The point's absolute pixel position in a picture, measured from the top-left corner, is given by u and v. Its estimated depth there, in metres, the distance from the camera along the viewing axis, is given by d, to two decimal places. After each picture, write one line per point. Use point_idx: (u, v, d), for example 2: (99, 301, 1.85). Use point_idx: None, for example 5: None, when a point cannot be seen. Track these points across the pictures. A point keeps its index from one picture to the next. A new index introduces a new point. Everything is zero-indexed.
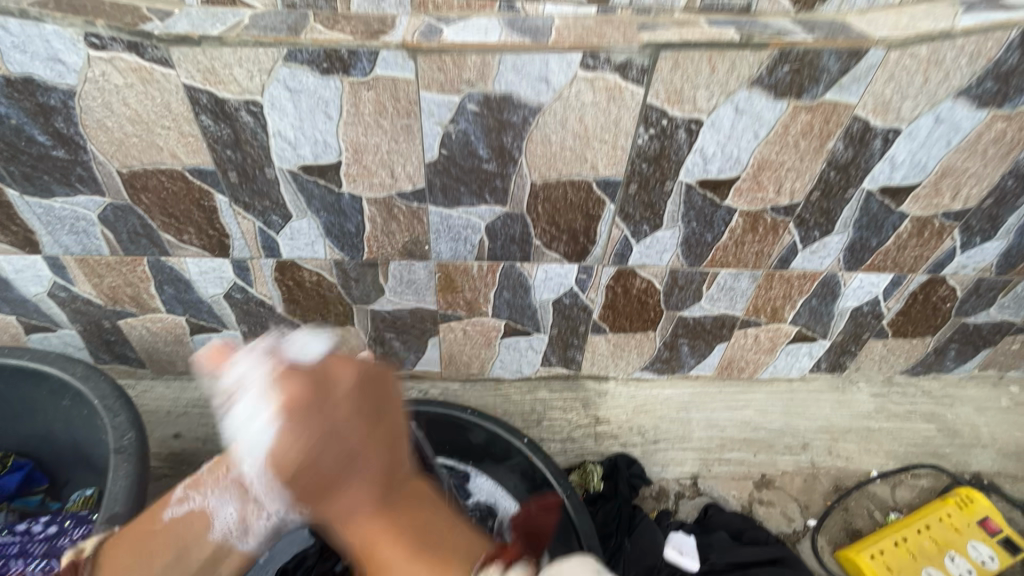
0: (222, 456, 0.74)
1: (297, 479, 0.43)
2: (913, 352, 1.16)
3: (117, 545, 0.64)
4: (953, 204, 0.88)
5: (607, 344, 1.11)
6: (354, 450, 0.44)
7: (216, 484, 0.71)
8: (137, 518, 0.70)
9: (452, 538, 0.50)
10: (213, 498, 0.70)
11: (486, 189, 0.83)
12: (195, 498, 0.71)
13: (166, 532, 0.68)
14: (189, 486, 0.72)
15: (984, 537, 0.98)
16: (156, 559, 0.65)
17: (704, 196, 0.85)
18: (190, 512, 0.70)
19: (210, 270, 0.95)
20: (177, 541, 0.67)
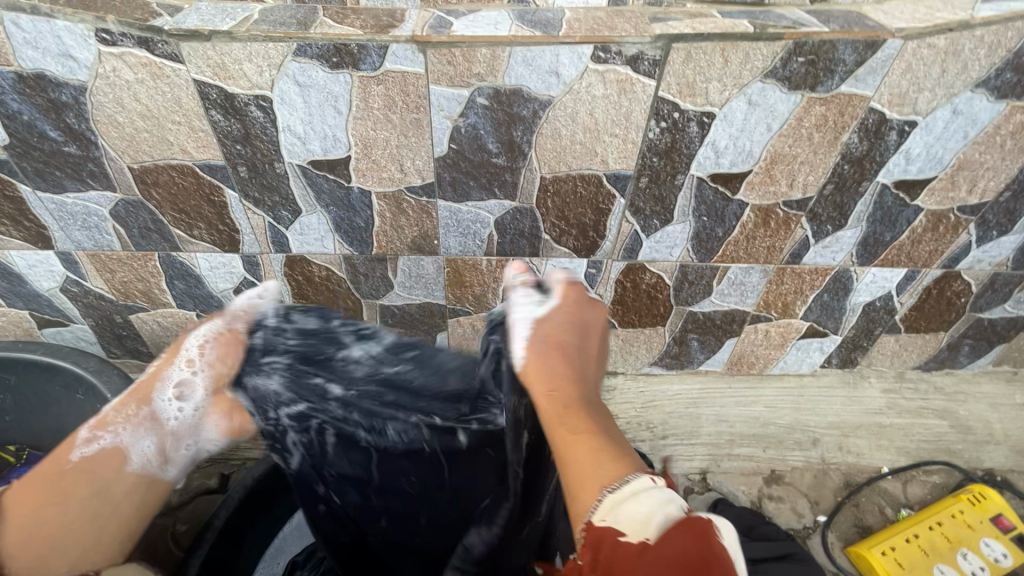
0: (130, 395, 0.71)
1: (550, 339, 0.61)
2: (925, 348, 1.15)
3: (21, 491, 0.61)
4: (970, 198, 0.87)
5: (617, 339, 1.11)
6: (585, 343, 0.63)
7: (128, 419, 0.68)
8: (39, 464, 0.64)
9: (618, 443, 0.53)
10: (127, 433, 0.67)
11: (496, 183, 0.83)
12: (104, 436, 0.67)
13: (77, 473, 0.63)
14: (95, 425, 0.67)
15: (997, 535, 0.97)
16: (68, 498, 0.61)
17: (715, 189, 0.84)
18: (101, 452, 0.65)
19: (221, 265, 0.95)
20: (92, 477, 0.63)
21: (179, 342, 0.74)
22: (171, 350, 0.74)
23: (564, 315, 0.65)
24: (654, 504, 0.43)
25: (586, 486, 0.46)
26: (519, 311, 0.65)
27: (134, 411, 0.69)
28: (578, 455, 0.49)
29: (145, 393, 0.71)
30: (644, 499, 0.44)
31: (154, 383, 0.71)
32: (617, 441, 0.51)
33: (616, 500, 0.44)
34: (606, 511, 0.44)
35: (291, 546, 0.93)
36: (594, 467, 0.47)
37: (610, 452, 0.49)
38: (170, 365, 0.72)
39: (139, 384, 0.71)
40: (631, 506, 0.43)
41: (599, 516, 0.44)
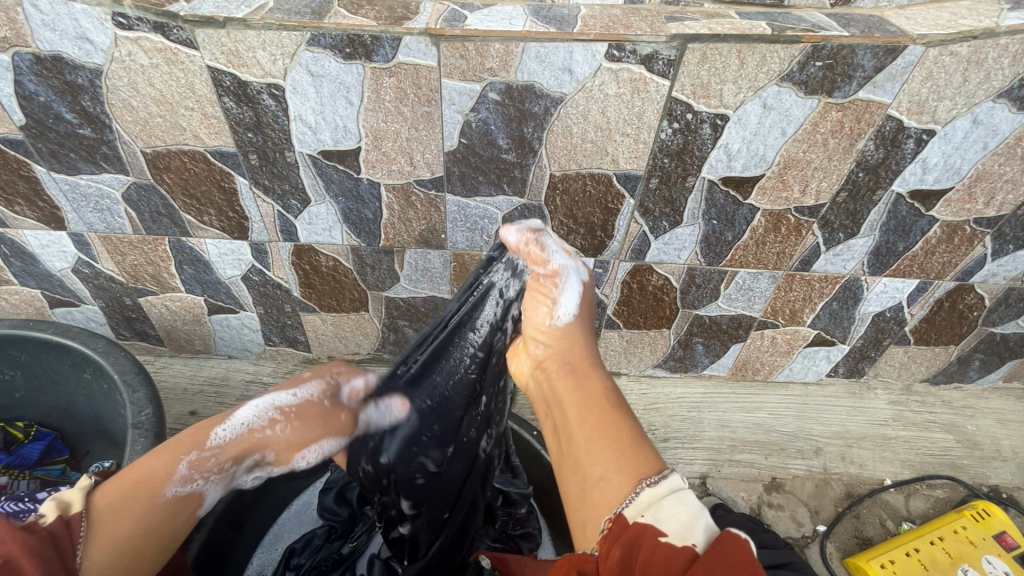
0: (237, 445, 0.64)
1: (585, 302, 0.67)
2: (934, 361, 1.14)
3: (111, 508, 0.55)
4: (987, 210, 0.85)
5: (621, 340, 1.11)
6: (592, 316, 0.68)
7: (220, 472, 0.64)
8: (134, 470, 0.59)
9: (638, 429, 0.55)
10: (211, 486, 0.63)
11: (505, 179, 0.83)
12: (197, 481, 0.61)
13: (159, 513, 0.58)
14: (197, 465, 0.61)
15: (1000, 552, 0.96)
16: (148, 539, 0.57)
17: (726, 193, 0.83)
18: (188, 496, 0.61)
19: (229, 252, 0.96)
20: (170, 524, 0.59)
21: (310, 432, 0.68)
22: (300, 419, 0.68)
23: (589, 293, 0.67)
24: (693, 507, 0.44)
25: (616, 476, 0.48)
26: (569, 267, 0.65)
27: (228, 466, 0.64)
28: (612, 443, 0.51)
29: (247, 452, 0.65)
30: (685, 500, 0.44)
31: (259, 447, 0.66)
32: (646, 439, 0.52)
33: (654, 495, 0.45)
34: (645, 507, 0.44)
35: (289, 534, 0.94)
36: (622, 456, 0.50)
37: (641, 446, 0.51)
38: (287, 445, 0.67)
39: (251, 439, 0.65)
40: (671, 506, 0.44)
41: (636, 511, 0.44)
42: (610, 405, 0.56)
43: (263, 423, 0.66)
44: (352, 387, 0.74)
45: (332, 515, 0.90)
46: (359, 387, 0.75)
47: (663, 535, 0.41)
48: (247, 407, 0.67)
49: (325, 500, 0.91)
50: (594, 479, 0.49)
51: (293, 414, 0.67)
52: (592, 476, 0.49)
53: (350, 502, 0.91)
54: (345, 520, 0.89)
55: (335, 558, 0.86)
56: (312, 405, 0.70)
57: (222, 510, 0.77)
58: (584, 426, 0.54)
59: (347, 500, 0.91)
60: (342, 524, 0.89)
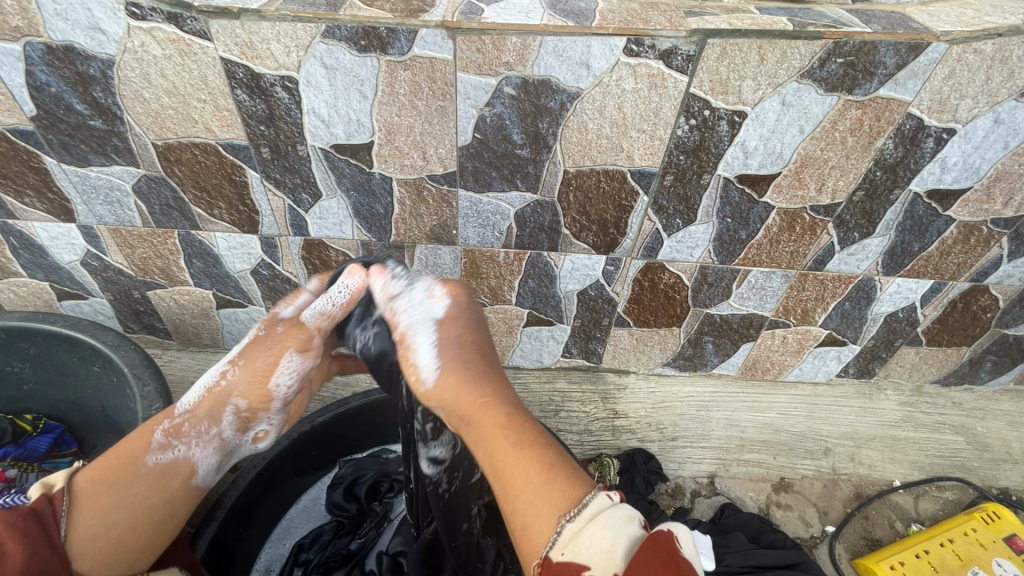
0: (202, 408, 0.68)
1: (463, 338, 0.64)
2: (946, 362, 1.13)
3: (93, 483, 0.60)
4: (1005, 211, 0.84)
5: (630, 338, 1.10)
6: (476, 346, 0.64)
7: (199, 435, 0.67)
8: (113, 450, 0.63)
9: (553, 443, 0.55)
10: (195, 448, 0.67)
11: (518, 175, 0.82)
12: (177, 446, 0.65)
13: (145, 481, 0.62)
14: (169, 433, 0.65)
15: (1010, 555, 0.96)
16: (140, 504, 0.61)
17: (741, 191, 0.83)
18: (173, 462, 0.65)
19: (239, 246, 0.95)
20: (161, 488, 0.63)
21: (259, 366, 0.69)
22: (245, 360, 0.70)
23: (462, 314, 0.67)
24: (616, 527, 0.44)
25: (536, 515, 0.48)
26: (418, 319, 0.66)
27: (206, 426, 0.68)
28: (527, 479, 0.50)
29: (218, 408, 0.69)
30: (605, 523, 0.44)
31: (224, 398, 0.69)
32: (560, 462, 0.52)
33: (575, 531, 0.45)
34: (565, 545, 0.44)
35: (298, 528, 0.94)
36: (540, 487, 0.49)
37: (557, 473, 0.50)
38: (246, 382, 0.69)
39: (211, 394, 0.69)
40: (595, 533, 0.44)
41: (557, 551, 0.44)
42: (513, 436, 0.53)
43: (218, 378, 0.70)
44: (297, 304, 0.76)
45: (340, 511, 0.90)
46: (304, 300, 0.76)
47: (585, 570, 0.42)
48: (208, 372, 0.71)
49: (332, 495, 0.91)
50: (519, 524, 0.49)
51: (235, 357, 0.70)
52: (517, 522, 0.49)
53: (359, 498, 0.91)
54: (354, 515, 0.90)
55: (344, 553, 0.86)
56: (254, 342, 0.72)
57: (231, 505, 0.78)
58: (497, 469, 0.52)
59: (356, 496, 0.92)
60: (350, 519, 0.90)
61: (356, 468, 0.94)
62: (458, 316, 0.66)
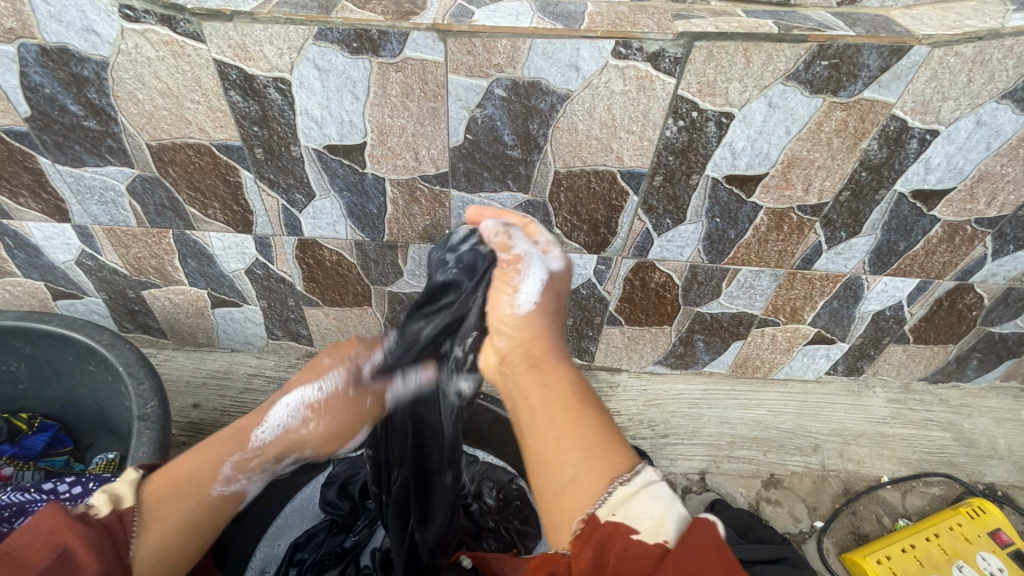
0: (272, 446, 0.69)
1: (558, 296, 0.67)
2: (933, 359, 1.15)
3: (159, 504, 0.58)
4: (988, 211, 0.86)
5: (622, 337, 1.11)
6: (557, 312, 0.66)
7: (257, 470, 0.68)
8: (181, 470, 0.61)
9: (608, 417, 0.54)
10: (252, 482, 0.67)
11: (509, 176, 0.83)
12: (241, 479, 0.65)
13: (208, 511, 0.61)
14: (238, 466, 0.65)
15: (995, 549, 0.98)
16: (197, 529, 0.60)
17: (730, 191, 0.84)
18: (231, 493, 0.64)
19: (233, 246, 0.96)
20: (217, 518, 0.62)
21: (339, 421, 0.73)
22: (328, 414, 0.73)
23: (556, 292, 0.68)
24: (664, 501, 0.44)
25: (591, 472, 0.47)
26: (535, 259, 0.67)
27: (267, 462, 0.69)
28: (582, 437, 0.50)
29: (286, 449, 0.71)
30: (654, 494, 0.44)
31: (295, 445, 0.71)
32: (614, 428, 0.51)
33: (627, 495, 0.44)
34: (617, 506, 0.44)
35: (292, 529, 0.93)
36: (593, 449, 0.49)
37: (613, 439, 0.50)
38: (322, 438, 0.73)
39: (287, 437, 0.70)
40: (645, 502, 0.44)
41: (608, 511, 0.44)
42: (578, 397, 0.54)
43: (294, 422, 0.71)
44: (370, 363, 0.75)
45: (334, 509, 0.90)
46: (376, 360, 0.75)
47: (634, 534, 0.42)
48: (277, 407, 0.71)
49: (327, 493, 0.92)
50: (570, 473, 0.48)
51: (321, 410, 0.72)
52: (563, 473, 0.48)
53: (352, 495, 0.92)
54: (347, 513, 0.90)
55: (338, 552, 0.87)
56: (337, 399, 0.73)
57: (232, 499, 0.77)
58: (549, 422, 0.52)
59: (349, 493, 0.92)
60: (343, 517, 0.90)
61: (350, 467, 0.95)
62: (563, 276, 0.69)
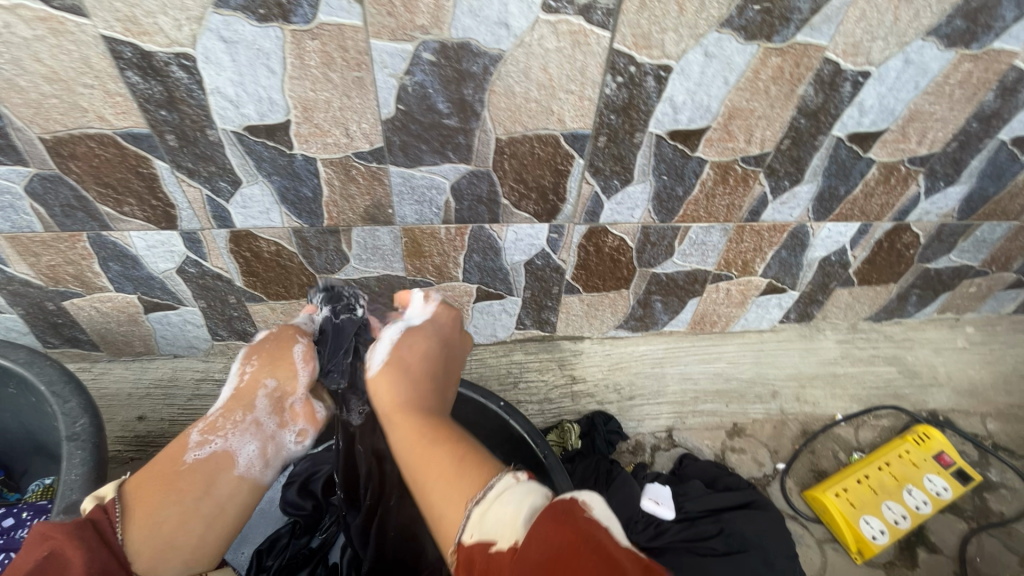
0: (233, 401, 0.67)
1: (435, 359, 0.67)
2: (877, 299, 1.19)
3: (141, 485, 0.57)
4: (919, 149, 0.88)
5: (581, 305, 1.10)
6: (434, 363, 0.66)
7: (234, 425, 0.65)
8: (157, 456, 0.61)
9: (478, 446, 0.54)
10: (234, 438, 0.64)
11: (449, 146, 0.79)
12: (214, 440, 0.62)
13: (189, 472, 0.59)
14: (207, 428, 0.63)
15: (939, 470, 1.06)
16: (184, 496, 0.57)
17: (674, 147, 0.83)
18: (210, 456, 0.62)
19: (159, 244, 0.89)
20: (204, 479, 0.60)
21: (280, 356, 0.70)
22: (266, 354, 0.70)
23: (428, 342, 0.68)
24: (519, 500, 0.44)
25: (452, 508, 0.47)
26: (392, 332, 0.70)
27: (241, 415, 0.66)
28: (440, 477, 0.50)
29: (245, 396, 0.68)
30: (508, 498, 0.44)
31: (253, 387, 0.68)
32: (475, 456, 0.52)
33: (482, 513, 0.44)
34: (474, 527, 0.44)
35: (255, 535, 0.90)
36: (463, 482, 0.49)
37: (474, 463, 0.50)
38: (270, 367, 0.69)
39: (238, 388, 0.68)
40: (497, 512, 0.44)
41: (468, 534, 0.44)
42: (431, 436, 0.54)
43: (242, 373, 0.69)
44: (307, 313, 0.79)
45: (296, 509, 0.89)
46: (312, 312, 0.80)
47: (491, 546, 0.42)
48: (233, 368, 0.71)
49: (287, 494, 0.90)
50: (438, 515, 0.48)
51: (253, 351, 0.71)
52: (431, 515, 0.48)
53: (315, 494, 0.90)
54: (310, 512, 0.88)
55: (305, 553, 0.84)
56: (270, 338, 0.73)
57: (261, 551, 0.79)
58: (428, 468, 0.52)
59: (311, 492, 0.90)
60: (307, 517, 0.88)
61: (311, 464, 0.92)
62: (425, 333, 0.70)
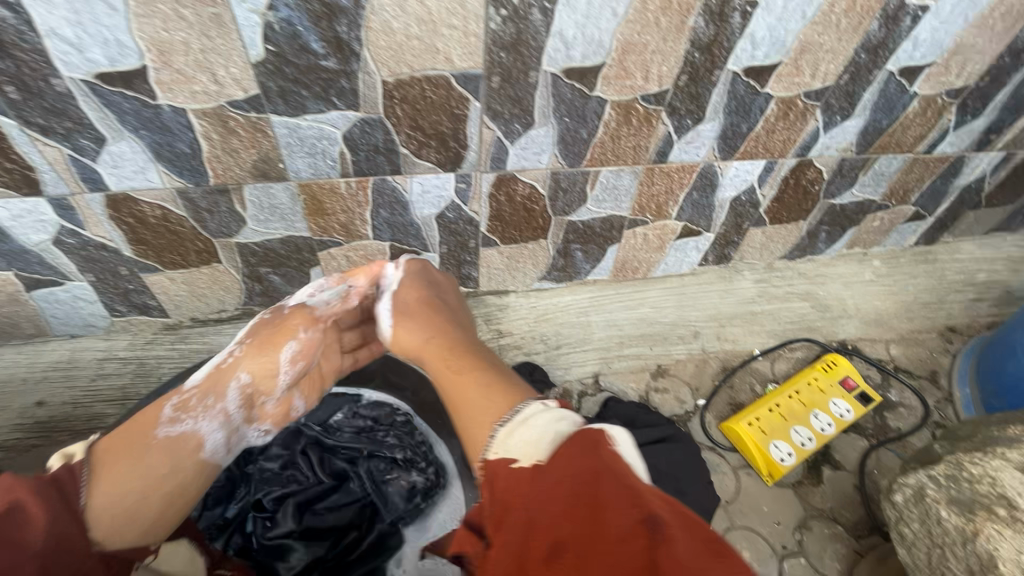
0: (206, 385, 0.79)
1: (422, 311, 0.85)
2: (789, 237, 1.23)
3: (113, 449, 0.69)
4: (813, 82, 0.89)
5: (501, 258, 1.09)
6: (433, 312, 0.85)
7: (204, 410, 0.77)
8: (126, 425, 0.72)
9: (500, 389, 0.69)
10: (204, 422, 0.76)
11: (332, 91, 0.75)
12: (184, 420, 0.75)
13: (160, 448, 0.71)
14: (179, 407, 0.75)
15: (844, 394, 1.12)
16: (154, 467, 0.70)
17: (572, 86, 0.81)
18: (178, 434, 0.74)
19: (26, 213, 0.81)
20: (173, 456, 0.72)
21: (269, 344, 0.82)
22: (254, 338, 0.82)
23: (418, 300, 0.86)
24: (544, 425, 0.59)
25: (479, 428, 0.65)
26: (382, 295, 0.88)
27: (211, 402, 0.78)
28: (472, 400, 0.69)
29: (219, 383, 0.79)
30: (534, 424, 0.60)
31: (230, 374, 0.80)
32: (500, 396, 0.68)
33: (507, 433, 0.61)
34: (499, 446, 0.60)
35: None
36: (493, 407, 0.67)
37: (506, 393, 0.68)
38: (256, 360, 0.81)
39: (218, 369, 0.80)
40: (522, 433, 0.59)
41: (493, 452, 0.60)
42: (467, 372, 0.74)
43: (226, 357, 0.81)
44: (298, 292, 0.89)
45: None
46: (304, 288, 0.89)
47: (514, 461, 0.57)
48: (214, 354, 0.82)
49: None
50: (472, 426, 0.66)
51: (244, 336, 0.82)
52: (468, 432, 0.67)
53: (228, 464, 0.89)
54: (223, 482, 0.88)
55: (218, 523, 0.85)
56: (261, 325, 0.84)
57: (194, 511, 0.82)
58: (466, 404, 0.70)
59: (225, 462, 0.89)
60: (219, 487, 0.88)
61: None
62: (409, 287, 0.88)
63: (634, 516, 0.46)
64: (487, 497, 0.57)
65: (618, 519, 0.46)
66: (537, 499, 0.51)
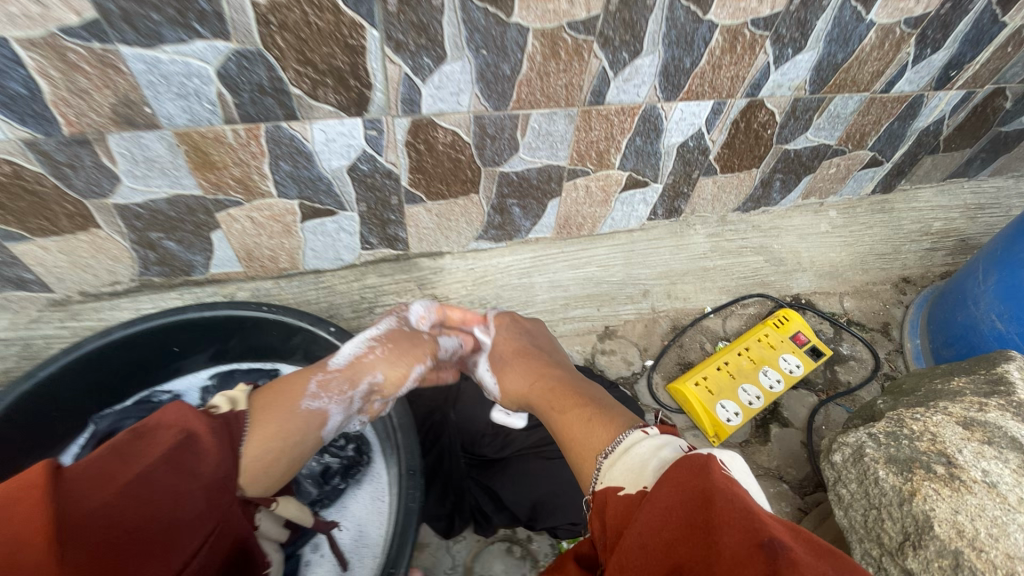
0: (348, 368, 0.78)
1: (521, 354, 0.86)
2: (742, 187, 1.16)
3: (265, 405, 0.69)
4: (761, 8, 0.79)
5: (430, 216, 1.00)
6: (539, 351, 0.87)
7: (339, 394, 0.76)
8: (281, 384, 0.73)
9: (610, 414, 0.66)
10: (332, 404, 0.75)
11: (191, 15, 0.62)
12: (320, 399, 0.74)
13: (303, 417, 0.71)
14: (321, 385, 0.75)
15: (794, 349, 1.09)
16: (285, 435, 0.68)
17: (484, 11, 0.70)
18: (315, 410, 0.73)
19: None
20: (303, 428, 0.70)
21: (401, 356, 0.84)
22: (392, 345, 0.84)
23: (519, 344, 0.88)
24: (650, 451, 0.54)
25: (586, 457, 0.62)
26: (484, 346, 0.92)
27: (344, 387, 0.77)
28: (578, 432, 0.65)
29: (358, 375, 0.79)
30: (637, 449, 0.55)
31: (367, 369, 0.80)
32: (604, 423, 0.64)
33: (613, 460, 0.57)
34: (604, 474, 0.56)
35: None
36: (594, 435, 0.63)
37: (608, 422, 0.64)
38: (389, 365, 0.82)
39: (358, 361, 0.80)
40: (626, 461, 0.55)
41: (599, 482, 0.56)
42: (570, 405, 0.71)
43: (365, 352, 0.81)
44: (418, 316, 0.91)
45: None
46: (423, 317, 0.91)
47: (620, 489, 0.52)
48: (348, 343, 0.82)
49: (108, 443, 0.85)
50: (578, 459, 0.63)
51: (385, 342, 0.84)
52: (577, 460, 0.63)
53: None
54: None
55: None
56: (396, 335, 0.86)
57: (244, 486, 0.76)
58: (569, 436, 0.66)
59: None
60: None
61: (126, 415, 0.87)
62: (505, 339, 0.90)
63: (750, 536, 0.39)
64: (600, 528, 0.53)
65: (727, 544, 0.39)
66: (646, 517, 0.45)
